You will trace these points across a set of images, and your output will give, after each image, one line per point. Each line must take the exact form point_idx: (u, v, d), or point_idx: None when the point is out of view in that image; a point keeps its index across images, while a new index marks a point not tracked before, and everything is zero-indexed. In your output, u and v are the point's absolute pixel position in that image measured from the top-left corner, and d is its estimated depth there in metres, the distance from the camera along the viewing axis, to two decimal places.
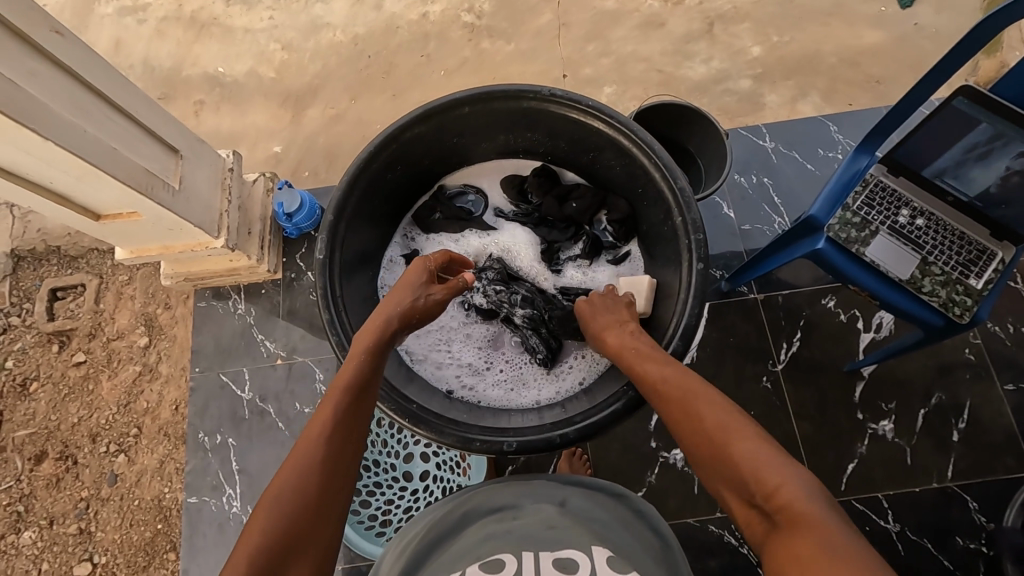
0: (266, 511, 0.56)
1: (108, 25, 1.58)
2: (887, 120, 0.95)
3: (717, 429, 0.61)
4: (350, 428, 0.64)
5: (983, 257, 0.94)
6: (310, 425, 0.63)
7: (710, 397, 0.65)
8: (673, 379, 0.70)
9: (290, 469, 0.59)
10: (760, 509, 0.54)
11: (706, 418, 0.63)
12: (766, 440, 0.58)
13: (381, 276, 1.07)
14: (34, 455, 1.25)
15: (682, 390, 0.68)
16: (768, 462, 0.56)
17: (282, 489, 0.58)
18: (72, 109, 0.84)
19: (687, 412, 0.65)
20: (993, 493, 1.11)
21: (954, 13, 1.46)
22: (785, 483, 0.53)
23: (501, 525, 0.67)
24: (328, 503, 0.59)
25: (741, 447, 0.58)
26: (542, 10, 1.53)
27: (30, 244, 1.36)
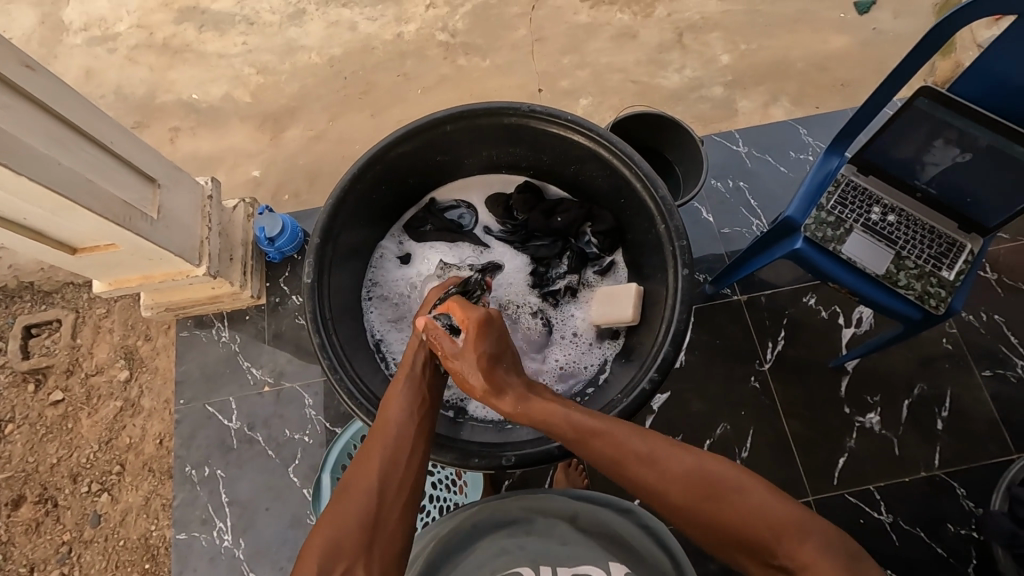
0: (340, 505, 0.60)
1: (78, 55, 1.56)
2: (854, 121, 0.98)
3: (713, 497, 0.57)
4: (411, 422, 0.69)
5: (954, 249, 0.97)
6: (376, 428, 0.69)
7: (687, 455, 0.60)
8: (629, 444, 0.63)
9: (362, 464, 0.64)
10: (779, 568, 0.54)
11: (691, 486, 0.58)
12: (769, 490, 0.57)
13: (370, 278, 1.07)
14: (12, 500, 1.20)
15: (652, 464, 0.61)
16: (781, 525, 0.54)
17: (352, 482, 0.62)
18: (45, 143, 0.82)
19: (663, 484, 0.59)
20: (979, 478, 1.14)
21: (909, 17, 1.52)
22: (806, 544, 0.52)
23: (516, 539, 0.69)
24: (396, 490, 0.61)
25: (749, 510, 0.56)
26: (515, 26, 1.56)
27: (2, 281, 1.32)
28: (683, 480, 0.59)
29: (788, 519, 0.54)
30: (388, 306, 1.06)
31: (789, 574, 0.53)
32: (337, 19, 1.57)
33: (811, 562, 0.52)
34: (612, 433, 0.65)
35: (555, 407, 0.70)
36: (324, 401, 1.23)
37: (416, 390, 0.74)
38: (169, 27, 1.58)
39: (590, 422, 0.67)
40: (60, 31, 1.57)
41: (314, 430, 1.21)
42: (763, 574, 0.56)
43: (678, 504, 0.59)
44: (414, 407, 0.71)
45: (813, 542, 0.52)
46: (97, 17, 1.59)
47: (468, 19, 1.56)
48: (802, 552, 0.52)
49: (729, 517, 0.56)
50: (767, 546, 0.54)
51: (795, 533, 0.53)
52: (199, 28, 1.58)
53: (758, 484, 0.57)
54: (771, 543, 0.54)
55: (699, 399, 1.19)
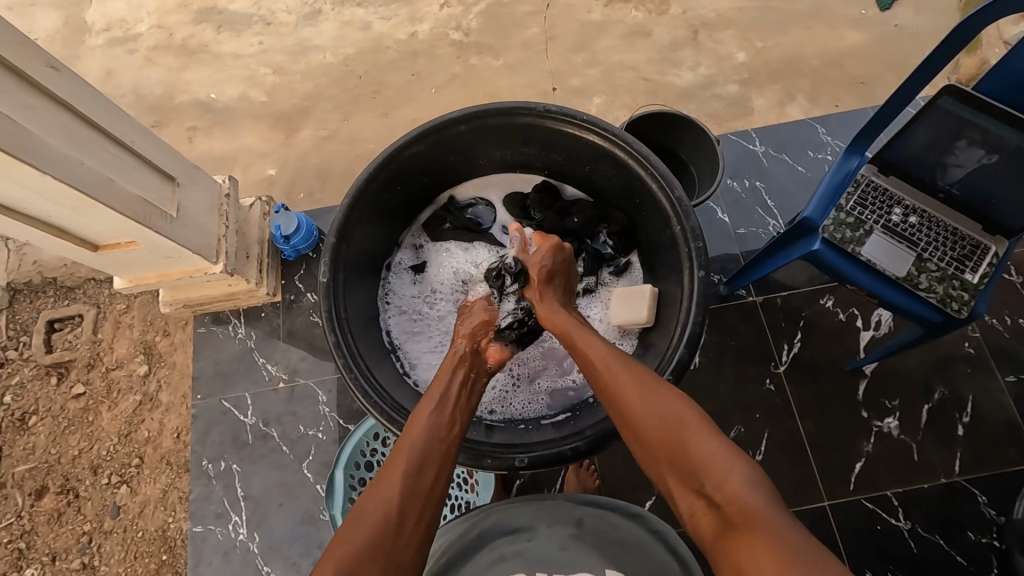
0: (356, 526, 0.59)
1: (100, 55, 1.59)
2: (874, 121, 0.96)
3: (666, 420, 0.64)
4: (435, 446, 0.69)
5: (977, 252, 0.95)
6: (398, 447, 0.69)
7: (660, 393, 0.67)
8: (610, 360, 0.73)
9: (382, 483, 0.63)
10: (705, 497, 0.57)
11: (649, 407, 0.65)
12: (716, 433, 0.61)
13: (385, 288, 1.07)
14: (35, 490, 1.23)
15: (626, 376, 0.70)
16: (715, 455, 0.59)
17: (370, 501, 0.61)
18: (68, 143, 0.84)
19: (631, 395, 0.68)
20: (1001, 485, 1.11)
21: (932, 13, 1.49)
22: (731, 471, 0.57)
23: (514, 546, 0.70)
24: (415, 515, 0.61)
25: (692, 439, 0.61)
26: (529, 25, 1.55)
27: (26, 277, 1.35)
28: (645, 402, 0.66)
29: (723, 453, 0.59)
30: (406, 320, 1.07)
31: (712, 502, 0.56)
32: (351, 19, 1.58)
33: (731, 487, 0.56)
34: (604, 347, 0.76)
35: (576, 327, 0.82)
36: (337, 398, 1.24)
37: (442, 415, 0.74)
38: (187, 27, 1.60)
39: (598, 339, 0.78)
40: (81, 31, 1.61)
41: (328, 427, 1.22)
42: (684, 499, 0.59)
43: (634, 419, 0.66)
44: (439, 431, 0.71)
45: (737, 474, 0.57)
46: (117, 18, 1.61)
47: (481, 17, 1.56)
48: (725, 478, 0.57)
49: (671, 436, 0.62)
50: (697, 471, 0.59)
51: (725, 465, 0.58)
52: (216, 28, 1.60)
53: (706, 423, 0.63)
54: (699, 467, 0.59)
55: (713, 401, 1.18)
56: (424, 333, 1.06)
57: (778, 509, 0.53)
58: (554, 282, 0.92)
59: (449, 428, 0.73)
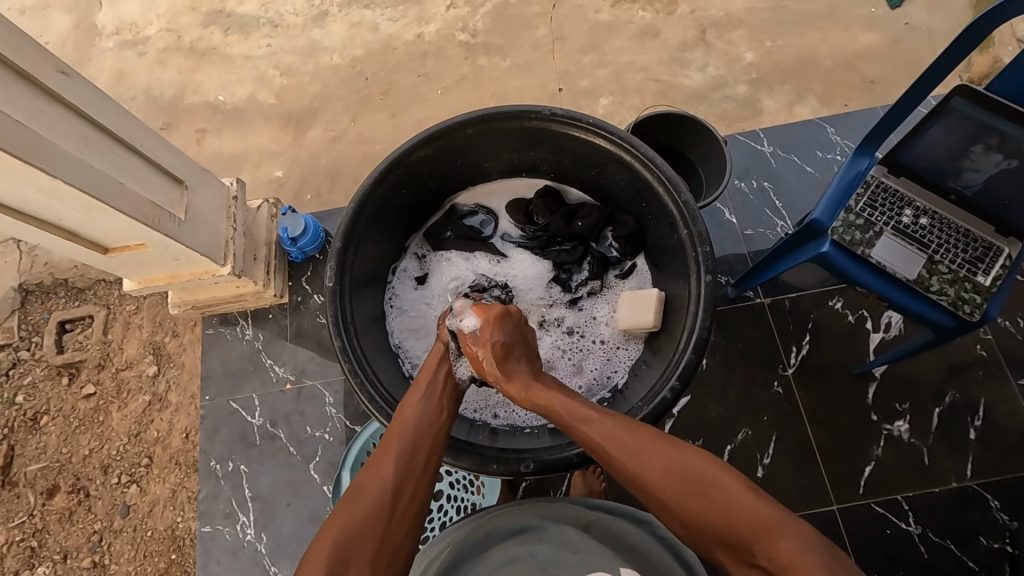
0: (351, 506, 0.60)
1: (111, 58, 1.60)
2: (884, 122, 0.95)
3: (696, 490, 0.58)
4: (428, 431, 0.70)
5: (990, 254, 0.94)
6: (390, 431, 0.69)
7: (682, 453, 0.61)
8: (623, 437, 0.65)
9: (376, 466, 0.64)
10: (759, 567, 0.54)
11: (674, 476, 0.60)
12: (755, 491, 0.57)
13: (389, 292, 1.07)
14: (46, 489, 1.24)
15: (643, 454, 0.62)
16: (759, 519, 0.54)
17: (365, 483, 0.62)
18: (78, 147, 0.85)
19: (654, 476, 0.61)
20: (1014, 490, 1.10)
21: (944, 11, 1.47)
22: (783, 539, 0.52)
23: (525, 547, 0.69)
24: (409, 497, 0.62)
25: (729, 505, 0.56)
26: (536, 26, 1.55)
27: (37, 278, 1.37)
28: (669, 471, 0.60)
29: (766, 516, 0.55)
30: (407, 323, 1.06)
31: (768, 572, 0.53)
32: (359, 20, 1.59)
33: (788, 559, 0.51)
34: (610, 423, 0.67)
35: (557, 395, 0.73)
36: (344, 399, 1.24)
37: (435, 400, 0.74)
38: (197, 29, 1.61)
39: (590, 417, 0.69)
40: (93, 34, 1.62)
41: (334, 428, 1.23)
42: (742, 572, 0.56)
43: (665, 500, 0.60)
44: (432, 417, 0.72)
45: (794, 540, 0.52)
46: (128, 21, 1.63)
47: (488, 18, 1.56)
48: (781, 548, 0.52)
49: (707, 508, 0.57)
50: (747, 543, 0.54)
51: (776, 529, 0.53)
52: (225, 31, 1.61)
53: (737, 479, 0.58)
54: (750, 541, 0.54)
55: (720, 403, 1.18)
56: (424, 336, 1.05)
57: (845, 573, 0.49)
58: (512, 356, 0.78)
59: (441, 413, 0.73)
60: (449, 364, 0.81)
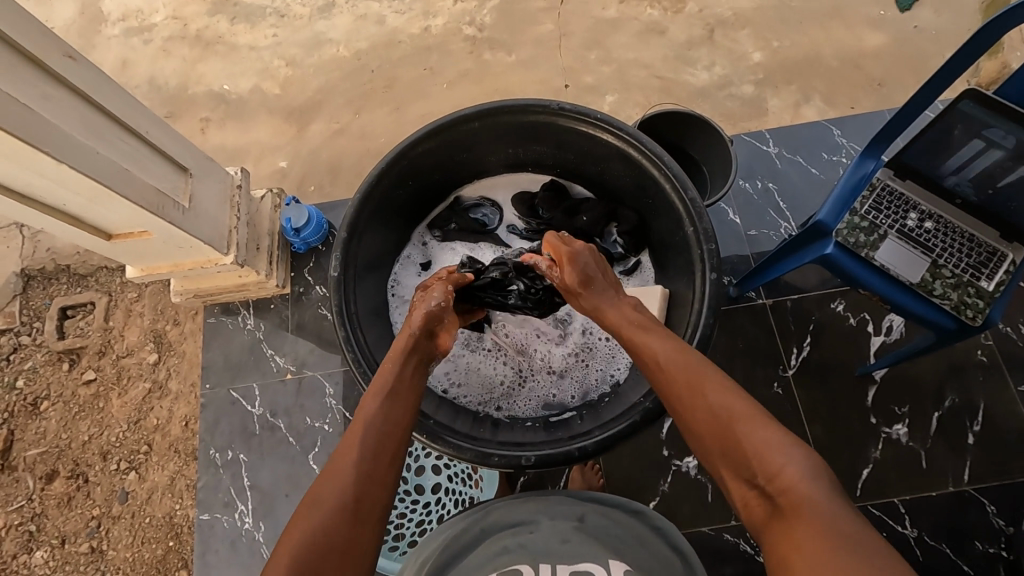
0: (310, 513, 0.59)
1: (116, 45, 1.60)
2: (891, 124, 0.95)
3: (723, 408, 0.62)
4: (389, 432, 0.68)
5: (993, 259, 0.94)
6: (350, 432, 0.67)
7: (720, 385, 0.64)
8: (672, 360, 0.70)
9: (335, 473, 0.63)
10: (758, 488, 0.56)
11: (711, 392, 0.64)
12: (773, 425, 0.59)
13: (392, 281, 1.07)
14: (46, 474, 1.25)
15: (681, 368, 0.68)
16: (769, 445, 0.57)
17: (324, 493, 0.61)
18: (83, 131, 0.84)
19: (690, 387, 0.66)
20: (1011, 496, 1.10)
21: (953, 15, 1.46)
22: (786, 459, 0.55)
23: (518, 539, 0.69)
24: (370, 504, 0.61)
25: (745, 424, 0.60)
26: (543, 21, 1.54)
27: (39, 264, 1.37)
28: (704, 385, 0.65)
29: (776, 443, 0.57)
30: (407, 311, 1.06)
31: (765, 494, 0.55)
32: (365, 12, 1.58)
33: (789, 476, 0.54)
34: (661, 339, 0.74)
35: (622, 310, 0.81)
36: (344, 391, 1.25)
37: (396, 401, 0.72)
38: (202, 18, 1.61)
39: (647, 334, 0.75)
40: (98, 21, 1.62)
41: (334, 419, 1.23)
42: (739, 489, 0.59)
43: (691, 416, 0.65)
44: (393, 418, 0.70)
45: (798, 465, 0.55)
46: (134, 8, 1.62)
47: (495, 13, 1.56)
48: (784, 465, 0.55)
49: (724, 422, 0.61)
50: (750, 458, 0.57)
51: (782, 452, 0.56)
52: (231, 20, 1.60)
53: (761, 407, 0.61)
54: (752, 456, 0.57)
55: None
56: None
57: (838, 502, 0.51)
58: (594, 284, 0.85)
59: (402, 413, 0.72)
60: (412, 362, 0.79)
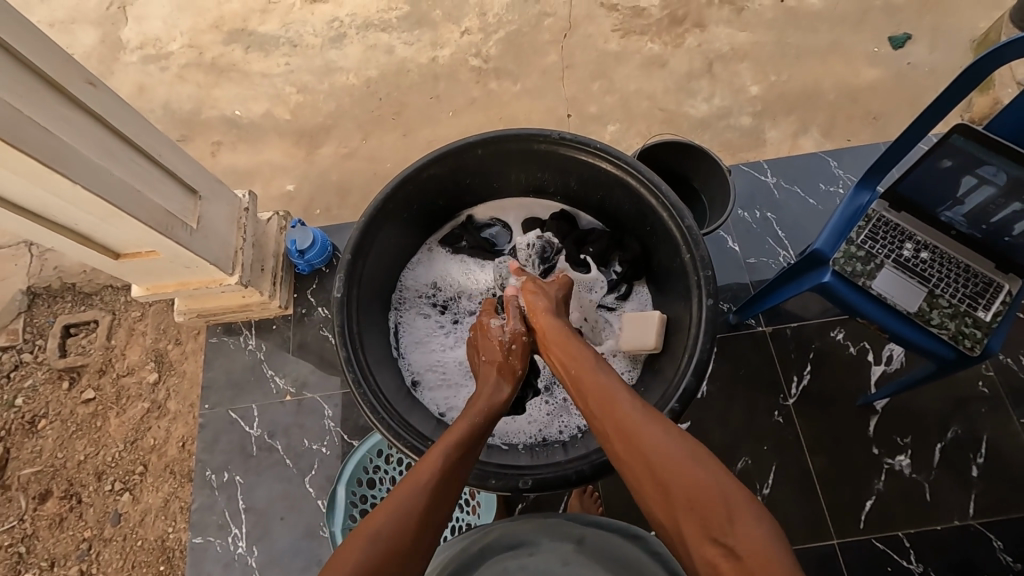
0: (353, 554, 0.57)
1: (133, 71, 1.65)
2: (884, 157, 0.97)
3: (677, 455, 0.62)
4: (451, 484, 0.66)
5: (990, 289, 0.95)
6: (414, 474, 0.66)
7: (662, 424, 0.66)
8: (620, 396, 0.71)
9: (385, 512, 0.61)
10: (725, 548, 0.54)
11: (665, 441, 0.64)
12: (726, 475, 0.59)
13: (401, 295, 1.09)
14: (39, 494, 1.24)
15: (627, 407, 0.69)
16: (733, 500, 0.56)
17: (380, 530, 0.59)
18: (100, 154, 0.87)
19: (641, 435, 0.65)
20: (1018, 531, 1.08)
21: (945, 52, 1.51)
22: (753, 526, 0.54)
23: (518, 561, 0.70)
24: (414, 556, 0.59)
25: (698, 478, 0.59)
26: (546, 54, 1.59)
27: (46, 281, 1.38)
28: (658, 433, 0.64)
29: (739, 501, 0.56)
30: (420, 335, 1.08)
31: (733, 555, 0.53)
32: (375, 43, 1.64)
33: (751, 539, 0.53)
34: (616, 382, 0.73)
35: (580, 354, 0.80)
36: (343, 412, 1.24)
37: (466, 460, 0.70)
38: (218, 46, 1.66)
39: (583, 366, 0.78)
40: (117, 48, 1.68)
41: (332, 441, 1.22)
42: (703, 551, 0.56)
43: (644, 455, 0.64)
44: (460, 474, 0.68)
45: (755, 520, 0.55)
46: (152, 36, 1.68)
47: (500, 45, 1.61)
48: (745, 529, 0.54)
49: (679, 480, 0.60)
50: (714, 514, 0.56)
51: (739, 512, 0.55)
52: (245, 48, 1.66)
53: (710, 458, 0.61)
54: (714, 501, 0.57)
55: (720, 431, 1.17)
56: (435, 345, 1.08)
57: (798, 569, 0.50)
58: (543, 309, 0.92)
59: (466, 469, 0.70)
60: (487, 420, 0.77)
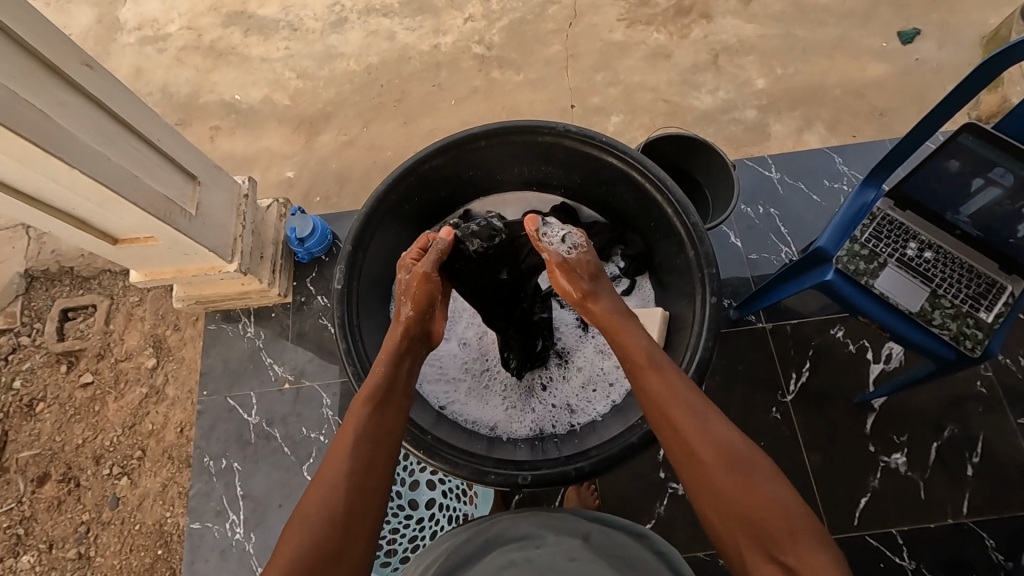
0: (299, 532, 0.59)
1: (131, 53, 1.63)
2: (891, 155, 0.97)
3: (740, 471, 0.61)
4: (377, 448, 0.66)
5: (993, 290, 0.95)
6: (338, 442, 0.67)
7: (730, 428, 0.64)
8: (683, 393, 0.68)
9: (320, 488, 0.62)
10: (782, 566, 0.55)
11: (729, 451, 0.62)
12: (792, 494, 0.59)
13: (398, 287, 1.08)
14: (37, 477, 1.24)
15: (695, 403, 0.67)
16: (798, 523, 0.57)
17: (311, 509, 0.60)
18: (97, 137, 0.86)
19: (706, 439, 0.63)
20: (1009, 530, 1.09)
21: (954, 48, 1.49)
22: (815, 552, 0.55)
23: (525, 552, 0.70)
24: (359, 517, 0.61)
25: (765, 499, 0.59)
26: (550, 42, 1.57)
27: (43, 265, 1.38)
28: (723, 442, 0.63)
29: (805, 524, 0.57)
30: None
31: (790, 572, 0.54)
32: (377, 28, 1.61)
33: (814, 565, 0.54)
34: (673, 378, 0.69)
35: (639, 337, 0.75)
36: (341, 402, 1.24)
37: (387, 406, 0.72)
38: (217, 29, 1.64)
39: (646, 351, 0.73)
40: (115, 29, 1.65)
41: (330, 430, 1.22)
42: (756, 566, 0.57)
43: (707, 456, 0.62)
44: (383, 424, 0.69)
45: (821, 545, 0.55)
46: (150, 18, 1.66)
47: (504, 33, 1.59)
48: (810, 560, 0.54)
49: (744, 499, 0.59)
50: (775, 537, 0.57)
51: (803, 536, 0.56)
52: (244, 32, 1.63)
53: (778, 475, 0.61)
54: (776, 522, 0.57)
55: None
56: None
57: None
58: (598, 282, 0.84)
59: (391, 420, 0.71)
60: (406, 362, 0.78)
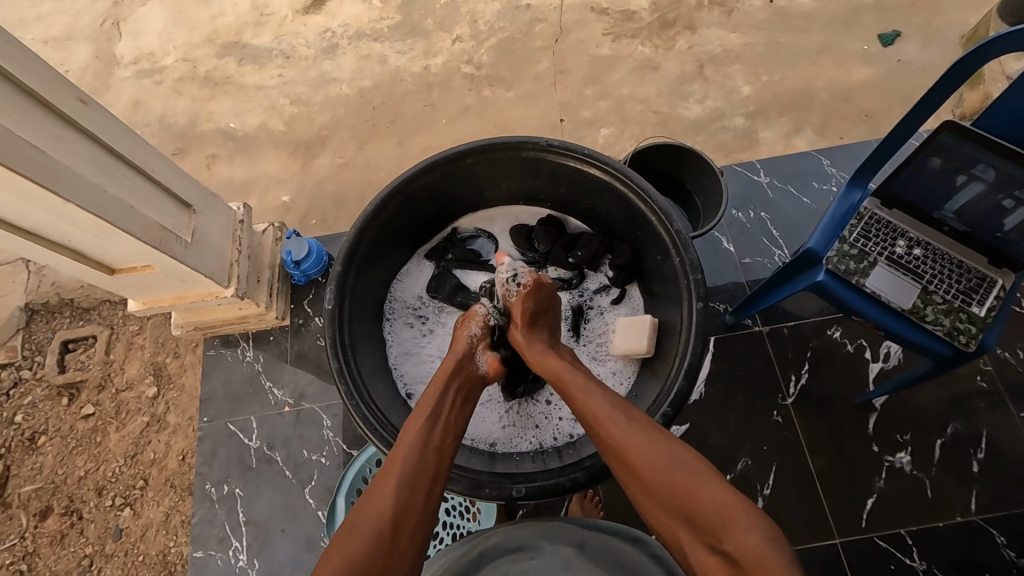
0: (349, 541, 0.61)
1: (129, 86, 1.66)
2: (874, 156, 0.98)
3: (666, 471, 0.64)
4: (428, 463, 0.70)
5: (983, 285, 0.95)
6: (393, 457, 0.70)
7: (651, 434, 0.68)
8: (605, 407, 0.73)
9: (374, 499, 0.65)
10: (721, 553, 0.58)
11: (669, 469, 0.64)
12: (723, 487, 0.62)
13: (391, 306, 1.09)
14: (39, 511, 1.23)
15: (613, 412, 0.72)
16: (728, 509, 0.60)
17: (362, 520, 0.63)
18: (93, 170, 0.87)
19: (627, 446, 0.68)
20: (1020, 526, 1.08)
21: (935, 48, 1.51)
22: (745, 534, 0.57)
23: (519, 565, 0.70)
24: (407, 529, 0.63)
25: (695, 493, 0.62)
26: (539, 59, 1.60)
27: (44, 298, 1.39)
28: (646, 447, 0.67)
29: (738, 508, 0.60)
30: (413, 343, 1.08)
31: (727, 557, 0.57)
32: (368, 53, 1.65)
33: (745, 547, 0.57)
34: (599, 399, 0.74)
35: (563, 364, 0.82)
36: (342, 423, 1.24)
37: (435, 424, 0.75)
38: (212, 60, 1.67)
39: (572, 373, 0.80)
40: (112, 64, 1.69)
41: (331, 451, 1.22)
42: (699, 555, 0.61)
43: (632, 464, 0.67)
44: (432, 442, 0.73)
45: (752, 528, 0.58)
46: (146, 51, 1.69)
47: (493, 52, 1.62)
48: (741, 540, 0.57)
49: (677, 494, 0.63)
50: (710, 528, 0.60)
51: (732, 520, 0.59)
52: (239, 61, 1.67)
53: (708, 472, 0.64)
54: (711, 516, 0.60)
55: (720, 431, 1.17)
56: (426, 355, 1.07)
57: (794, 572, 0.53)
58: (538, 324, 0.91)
59: (442, 439, 0.74)
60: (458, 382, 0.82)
